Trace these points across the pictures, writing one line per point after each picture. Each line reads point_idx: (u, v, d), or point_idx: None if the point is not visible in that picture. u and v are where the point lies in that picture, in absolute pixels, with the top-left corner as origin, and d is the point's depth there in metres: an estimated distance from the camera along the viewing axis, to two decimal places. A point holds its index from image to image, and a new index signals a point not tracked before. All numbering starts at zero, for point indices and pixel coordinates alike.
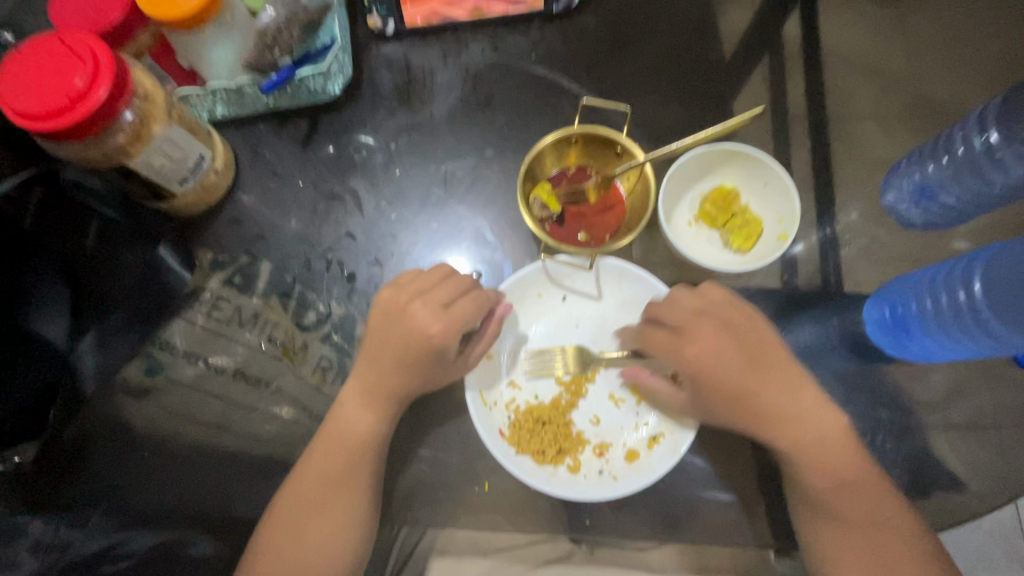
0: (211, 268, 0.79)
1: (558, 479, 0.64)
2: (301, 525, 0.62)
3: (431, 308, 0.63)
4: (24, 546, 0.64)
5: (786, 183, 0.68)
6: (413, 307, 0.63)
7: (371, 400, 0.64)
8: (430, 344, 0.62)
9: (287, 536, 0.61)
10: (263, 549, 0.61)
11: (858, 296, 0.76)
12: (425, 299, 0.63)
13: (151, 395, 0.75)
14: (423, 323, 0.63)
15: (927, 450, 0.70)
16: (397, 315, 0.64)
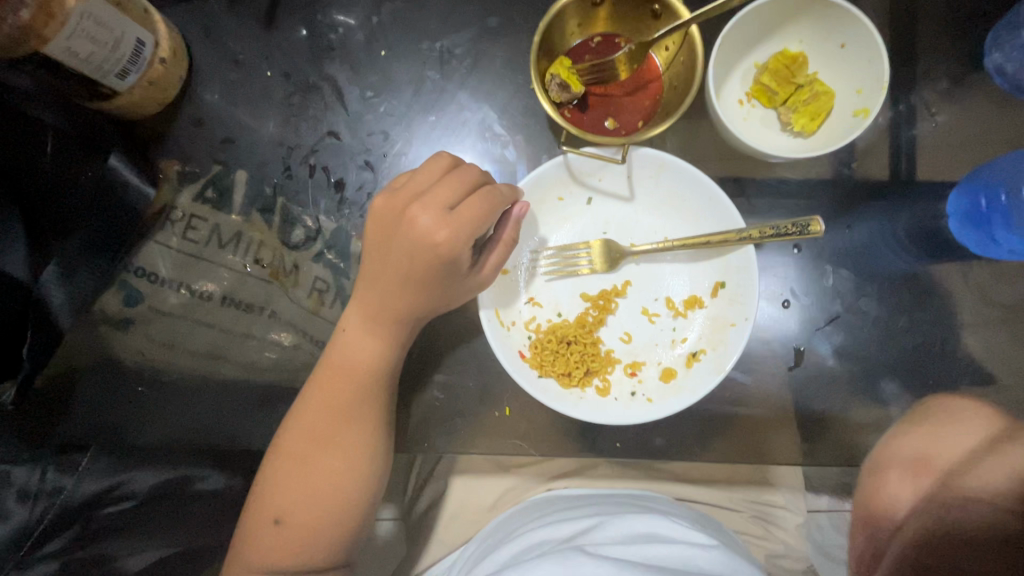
0: (178, 181, 0.68)
1: (587, 402, 0.57)
2: (308, 460, 0.56)
3: (434, 212, 0.52)
4: (10, 495, 0.55)
5: (871, 41, 0.54)
6: (412, 212, 0.53)
7: (374, 324, 0.57)
8: (438, 255, 0.52)
9: (294, 471, 0.56)
10: (271, 480, 0.56)
11: (937, 185, 0.64)
12: (425, 201, 0.53)
13: (136, 326, 0.68)
14: (425, 231, 0.52)
15: (998, 357, 0.63)
16: (395, 225, 0.54)
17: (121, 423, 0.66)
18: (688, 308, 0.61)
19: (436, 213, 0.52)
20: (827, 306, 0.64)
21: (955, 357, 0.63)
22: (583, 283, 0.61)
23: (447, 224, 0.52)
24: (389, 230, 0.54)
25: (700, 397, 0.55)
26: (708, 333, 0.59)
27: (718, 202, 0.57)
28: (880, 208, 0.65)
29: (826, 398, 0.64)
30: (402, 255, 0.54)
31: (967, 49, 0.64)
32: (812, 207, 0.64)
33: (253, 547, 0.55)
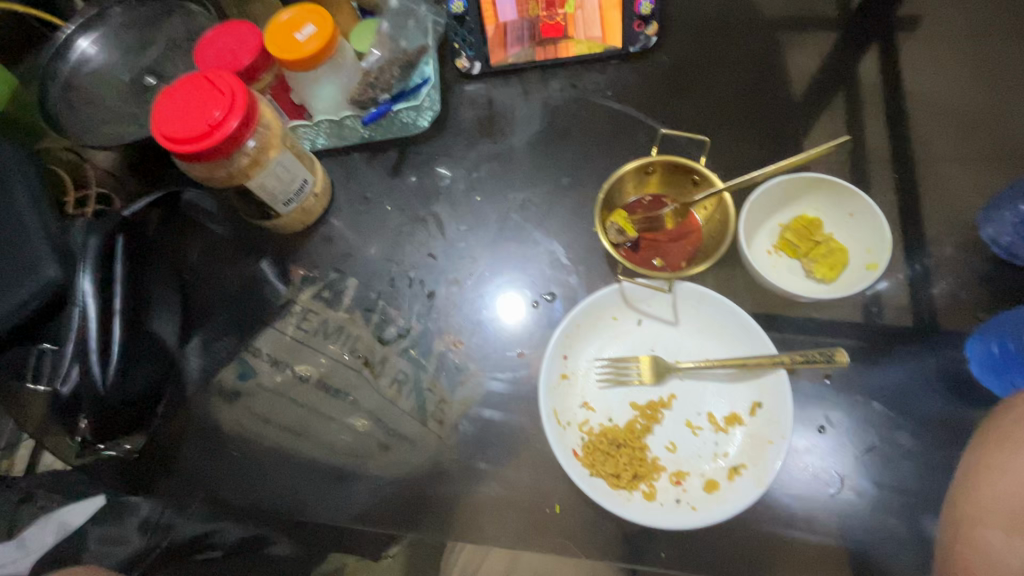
0: (302, 283, 0.85)
1: (634, 504, 0.62)
2: None
3: None
4: (133, 524, 0.69)
5: (875, 212, 0.67)
6: None
7: None
8: None
9: None
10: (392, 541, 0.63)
11: (956, 334, 0.71)
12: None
13: (241, 398, 0.80)
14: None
15: None
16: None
17: (213, 481, 0.76)
18: (729, 425, 0.67)
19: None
20: (864, 435, 0.68)
21: None
22: (631, 393, 0.70)
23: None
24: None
25: (741, 508, 0.59)
26: (748, 449, 0.65)
27: (753, 331, 0.67)
28: (905, 350, 0.71)
29: (868, 529, 0.65)
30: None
31: (965, 223, 0.76)
32: (841, 344, 0.72)
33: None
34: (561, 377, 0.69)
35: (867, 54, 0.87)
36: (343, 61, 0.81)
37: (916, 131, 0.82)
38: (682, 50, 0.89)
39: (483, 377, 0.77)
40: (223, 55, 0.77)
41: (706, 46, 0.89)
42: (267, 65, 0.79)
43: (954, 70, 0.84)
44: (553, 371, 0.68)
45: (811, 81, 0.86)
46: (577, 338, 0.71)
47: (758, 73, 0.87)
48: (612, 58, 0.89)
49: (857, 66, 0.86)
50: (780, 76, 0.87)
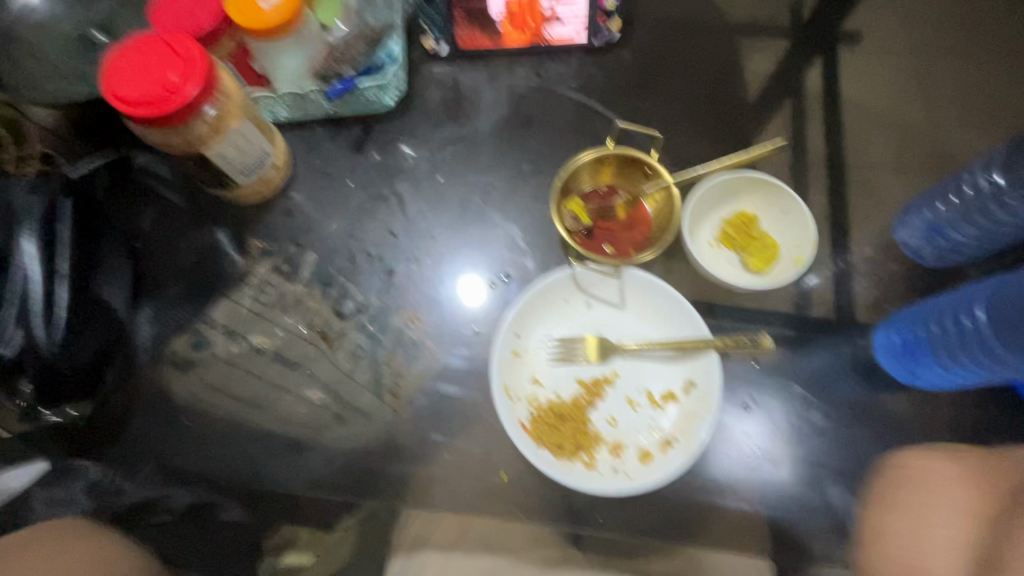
0: (260, 255, 0.84)
1: (575, 472, 0.67)
2: None
3: None
4: (79, 485, 0.73)
5: (805, 212, 0.74)
6: None
7: None
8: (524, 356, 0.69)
9: None
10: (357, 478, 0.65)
11: (868, 325, 0.79)
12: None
13: (194, 368, 0.79)
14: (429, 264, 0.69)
15: None
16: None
17: (165, 450, 0.76)
18: (665, 401, 0.73)
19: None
20: (784, 413, 0.76)
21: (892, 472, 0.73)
22: (579, 371, 0.74)
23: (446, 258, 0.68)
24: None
25: (671, 476, 0.65)
26: (681, 423, 0.71)
27: (692, 316, 0.72)
28: (825, 339, 0.79)
29: (781, 495, 0.73)
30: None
31: (883, 226, 0.84)
32: (770, 331, 0.79)
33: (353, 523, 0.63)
34: (513, 355, 0.73)
35: (811, 64, 0.93)
36: (308, 33, 0.80)
37: (849, 139, 0.89)
38: (644, 47, 0.92)
39: (439, 354, 0.80)
40: (180, 15, 0.75)
41: (666, 45, 0.93)
42: (226, 30, 0.77)
43: (885, 84, 0.92)
44: (505, 348, 0.72)
45: (760, 86, 0.91)
46: (530, 317, 0.74)
47: (713, 75, 0.92)
48: (577, 50, 0.91)
49: (801, 75, 0.92)
50: (732, 79, 0.92)
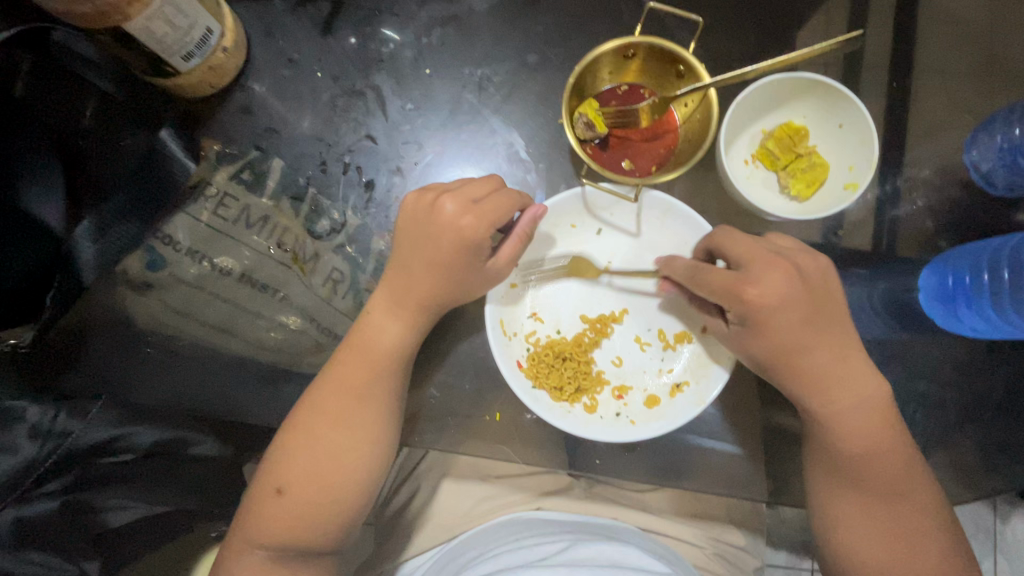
0: (217, 161, 0.72)
1: (573, 416, 0.61)
2: (321, 431, 0.58)
3: (460, 202, 0.57)
4: (21, 431, 0.57)
5: (868, 126, 0.60)
6: (441, 202, 0.57)
7: (398, 307, 0.60)
8: (463, 241, 0.56)
9: (315, 428, 0.58)
10: (309, 407, 0.59)
11: (913, 260, 0.69)
12: (481, 212, 0.56)
13: (153, 290, 0.71)
14: (467, 231, 0.56)
15: (963, 431, 0.65)
16: (439, 223, 0.57)
17: (124, 382, 0.69)
18: (678, 342, 0.65)
19: (478, 215, 0.56)
20: None
21: (921, 423, 0.66)
22: (582, 306, 0.66)
23: (485, 224, 0.56)
24: (424, 224, 0.58)
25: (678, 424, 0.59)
26: (693, 367, 0.64)
27: None
28: (858, 274, 0.70)
29: (792, 443, 0.67)
30: (420, 226, 0.58)
31: (953, 143, 0.70)
32: None
33: (278, 461, 0.58)
34: (510, 287, 0.65)
35: None
36: None
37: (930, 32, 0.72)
38: None
39: None
40: None
41: None
42: None
43: None
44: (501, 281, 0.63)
45: None
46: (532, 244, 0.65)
47: None
48: None
49: None
50: None
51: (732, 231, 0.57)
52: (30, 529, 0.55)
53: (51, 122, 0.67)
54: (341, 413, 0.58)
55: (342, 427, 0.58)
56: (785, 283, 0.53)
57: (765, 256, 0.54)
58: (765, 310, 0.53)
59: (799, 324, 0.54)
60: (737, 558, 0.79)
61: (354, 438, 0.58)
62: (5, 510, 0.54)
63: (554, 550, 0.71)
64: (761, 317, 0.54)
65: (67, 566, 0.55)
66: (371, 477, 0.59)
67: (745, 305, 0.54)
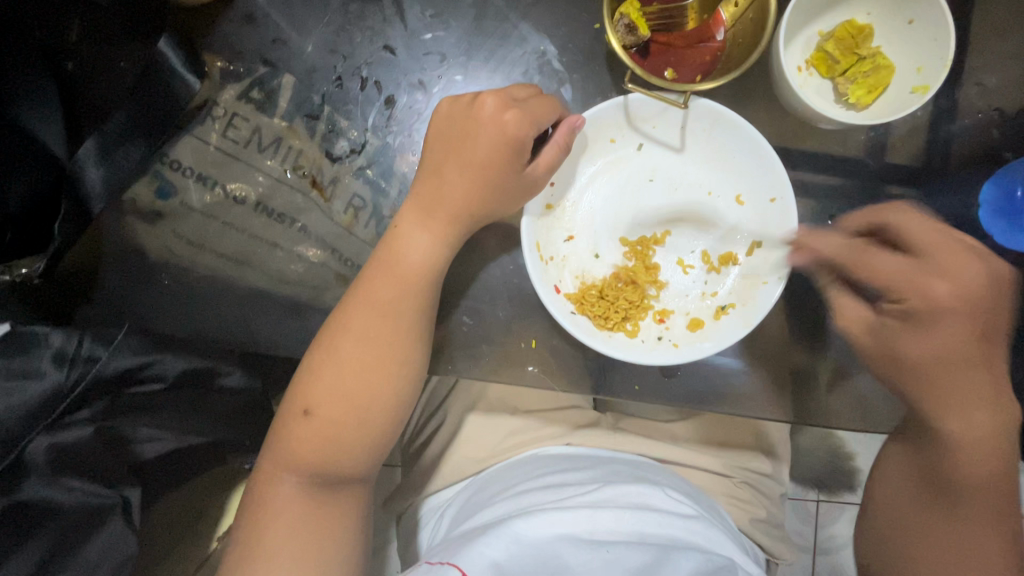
0: (223, 79, 0.67)
1: (616, 341, 0.59)
2: (352, 355, 0.56)
3: (501, 98, 0.55)
4: (45, 356, 0.55)
5: (942, 20, 0.55)
6: (482, 98, 0.56)
7: (429, 218, 0.57)
8: (507, 137, 0.55)
9: (345, 354, 0.56)
10: (337, 333, 0.56)
11: (970, 175, 0.64)
12: (522, 110, 0.55)
13: (164, 219, 0.67)
14: (509, 127, 0.55)
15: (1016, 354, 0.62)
16: (480, 119, 0.55)
17: (141, 313, 0.66)
18: (723, 264, 0.62)
19: (521, 110, 0.55)
20: None
21: None
22: (622, 227, 0.62)
23: (527, 120, 0.55)
24: (463, 124, 0.56)
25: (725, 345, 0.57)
26: (739, 289, 0.61)
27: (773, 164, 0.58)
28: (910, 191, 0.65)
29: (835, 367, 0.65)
30: (459, 124, 0.56)
31: None
32: (849, 183, 0.65)
33: (307, 381, 0.56)
34: (545, 209, 0.61)
35: None
36: None
37: None
38: None
39: None
40: None
41: None
42: None
43: None
44: (536, 204, 0.59)
45: None
46: (567, 163, 0.61)
47: None
48: None
49: None
50: None
51: (913, 211, 0.53)
52: (65, 456, 0.54)
53: (39, 36, 0.63)
54: (372, 337, 0.56)
55: (373, 350, 0.56)
56: (976, 282, 0.50)
57: (863, 248, 0.53)
58: (941, 309, 0.50)
59: (968, 340, 0.51)
60: (764, 485, 0.79)
61: (384, 364, 0.56)
62: (36, 439, 0.53)
63: (585, 490, 0.65)
64: (932, 313, 0.51)
65: (108, 493, 0.54)
66: (403, 399, 0.57)
67: (912, 297, 0.51)
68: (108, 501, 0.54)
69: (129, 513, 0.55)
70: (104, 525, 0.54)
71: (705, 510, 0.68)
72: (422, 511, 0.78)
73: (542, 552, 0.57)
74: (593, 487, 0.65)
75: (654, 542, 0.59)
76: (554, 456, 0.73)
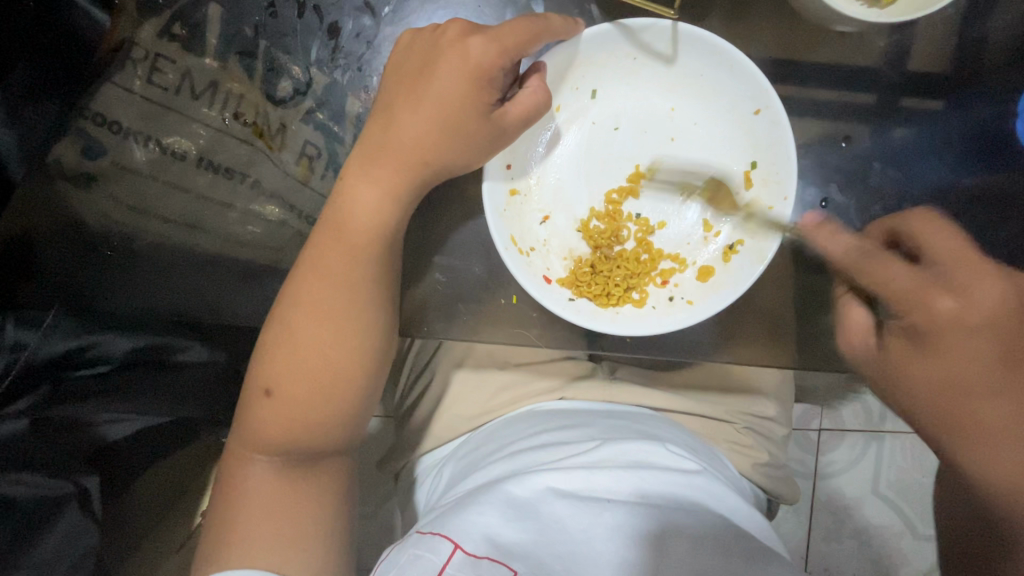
0: (139, 13, 0.57)
1: (625, 317, 0.52)
2: (302, 337, 0.51)
3: (463, 25, 0.48)
4: None
5: None
6: (446, 27, 0.49)
7: (375, 170, 0.50)
8: (471, 67, 0.47)
9: (297, 339, 0.51)
10: (288, 320, 0.51)
11: (1010, 78, 0.55)
12: (489, 36, 0.46)
13: (97, 184, 0.61)
14: (473, 55, 0.47)
15: None
16: (441, 49, 0.48)
17: (88, 289, 0.60)
18: (721, 198, 0.54)
19: (487, 36, 0.46)
20: (865, 209, 0.56)
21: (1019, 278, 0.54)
22: (600, 192, 0.54)
23: (494, 47, 0.46)
24: (423, 57, 0.49)
25: (745, 290, 0.50)
26: (743, 223, 0.54)
27: (750, 75, 0.49)
28: (939, 102, 0.56)
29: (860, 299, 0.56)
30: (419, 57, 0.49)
31: None
32: (864, 99, 0.56)
33: (258, 369, 0.52)
34: (510, 195, 0.54)
35: None
36: None
37: None
38: None
39: None
40: None
41: None
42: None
43: None
44: (498, 189, 0.52)
45: None
46: (521, 140, 0.53)
47: None
48: None
49: None
50: None
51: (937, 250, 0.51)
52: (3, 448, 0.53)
53: None
54: (328, 310, 0.51)
55: (327, 325, 0.51)
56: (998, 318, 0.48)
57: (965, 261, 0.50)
58: (943, 327, 0.48)
59: (988, 364, 0.48)
60: (767, 427, 0.76)
61: (341, 338, 0.51)
62: None
63: (581, 449, 0.61)
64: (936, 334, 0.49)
65: (59, 484, 0.52)
66: (372, 364, 0.53)
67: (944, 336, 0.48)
68: (61, 491, 0.51)
69: (88, 504, 0.53)
70: (59, 518, 0.51)
71: (706, 462, 0.64)
72: (418, 470, 0.76)
73: (537, 517, 0.54)
74: (592, 446, 0.61)
75: (657, 502, 0.56)
76: (548, 412, 0.69)
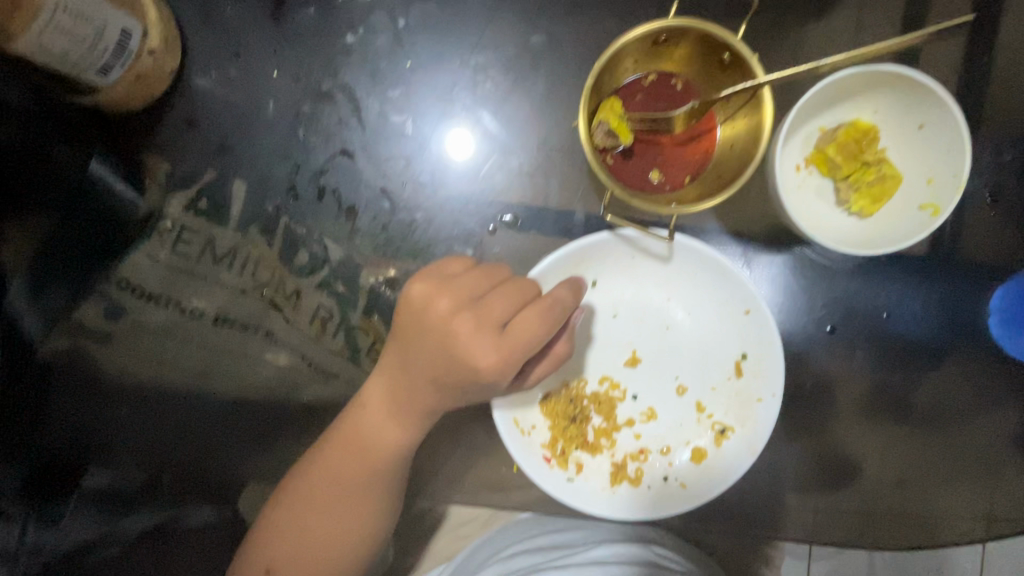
0: (170, 184, 0.62)
1: (620, 499, 0.55)
2: (309, 518, 0.52)
3: (482, 329, 0.48)
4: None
5: (960, 131, 0.49)
6: (460, 318, 0.49)
7: (400, 409, 0.52)
8: (480, 380, 0.49)
9: (304, 516, 0.53)
10: (296, 495, 0.53)
11: (993, 269, 0.57)
12: (477, 313, 0.49)
13: (117, 342, 0.63)
14: (485, 372, 0.48)
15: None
16: (456, 351, 0.49)
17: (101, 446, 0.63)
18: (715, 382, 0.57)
19: (501, 357, 0.48)
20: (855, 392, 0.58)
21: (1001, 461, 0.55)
22: (599, 373, 0.58)
23: (506, 366, 0.48)
24: (435, 340, 0.49)
25: (734, 482, 0.53)
26: (734, 408, 0.57)
27: (739, 283, 0.53)
28: (926, 289, 0.58)
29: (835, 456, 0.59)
30: (436, 338, 0.49)
31: None
32: (856, 287, 0.58)
33: (263, 545, 0.53)
34: None
35: None
36: None
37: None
38: None
39: None
40: None
41: None
42: None
43: None
44: None
45: None
46: None
47: None
48: None
49: None
50: None
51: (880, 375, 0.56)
52: None
53: None
54: (337, 493, 0.53)
55: (335, 502, 0.53)
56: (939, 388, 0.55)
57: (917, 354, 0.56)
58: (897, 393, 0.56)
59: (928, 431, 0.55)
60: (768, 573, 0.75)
61: (348, 514, 0.53)
62: None
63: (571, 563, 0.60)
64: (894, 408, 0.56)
65: None
66: (375, 539, 0.55)
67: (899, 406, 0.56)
68: None
69: None
70: None
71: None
72: None
73: None
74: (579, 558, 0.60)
75: None
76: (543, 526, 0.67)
